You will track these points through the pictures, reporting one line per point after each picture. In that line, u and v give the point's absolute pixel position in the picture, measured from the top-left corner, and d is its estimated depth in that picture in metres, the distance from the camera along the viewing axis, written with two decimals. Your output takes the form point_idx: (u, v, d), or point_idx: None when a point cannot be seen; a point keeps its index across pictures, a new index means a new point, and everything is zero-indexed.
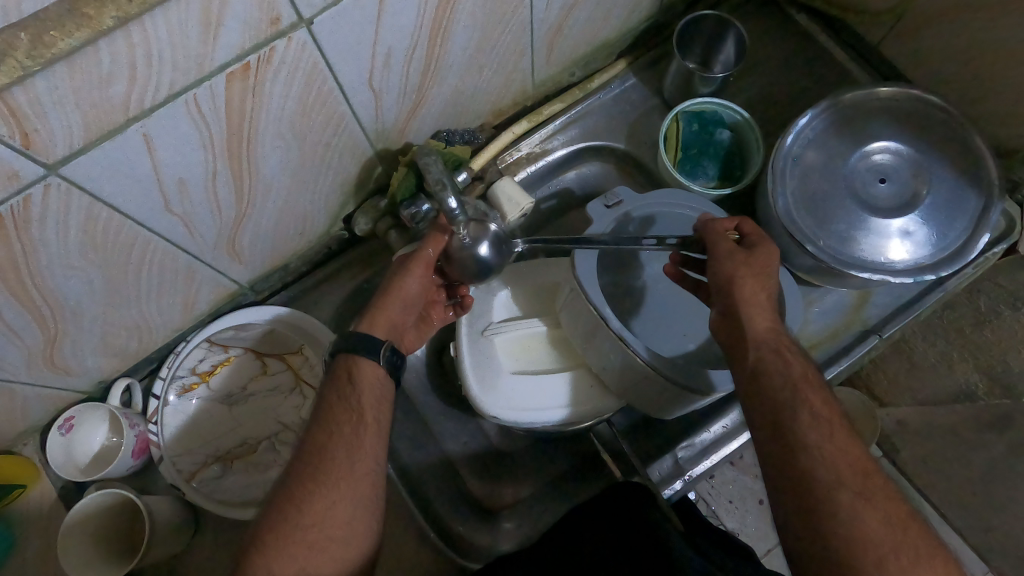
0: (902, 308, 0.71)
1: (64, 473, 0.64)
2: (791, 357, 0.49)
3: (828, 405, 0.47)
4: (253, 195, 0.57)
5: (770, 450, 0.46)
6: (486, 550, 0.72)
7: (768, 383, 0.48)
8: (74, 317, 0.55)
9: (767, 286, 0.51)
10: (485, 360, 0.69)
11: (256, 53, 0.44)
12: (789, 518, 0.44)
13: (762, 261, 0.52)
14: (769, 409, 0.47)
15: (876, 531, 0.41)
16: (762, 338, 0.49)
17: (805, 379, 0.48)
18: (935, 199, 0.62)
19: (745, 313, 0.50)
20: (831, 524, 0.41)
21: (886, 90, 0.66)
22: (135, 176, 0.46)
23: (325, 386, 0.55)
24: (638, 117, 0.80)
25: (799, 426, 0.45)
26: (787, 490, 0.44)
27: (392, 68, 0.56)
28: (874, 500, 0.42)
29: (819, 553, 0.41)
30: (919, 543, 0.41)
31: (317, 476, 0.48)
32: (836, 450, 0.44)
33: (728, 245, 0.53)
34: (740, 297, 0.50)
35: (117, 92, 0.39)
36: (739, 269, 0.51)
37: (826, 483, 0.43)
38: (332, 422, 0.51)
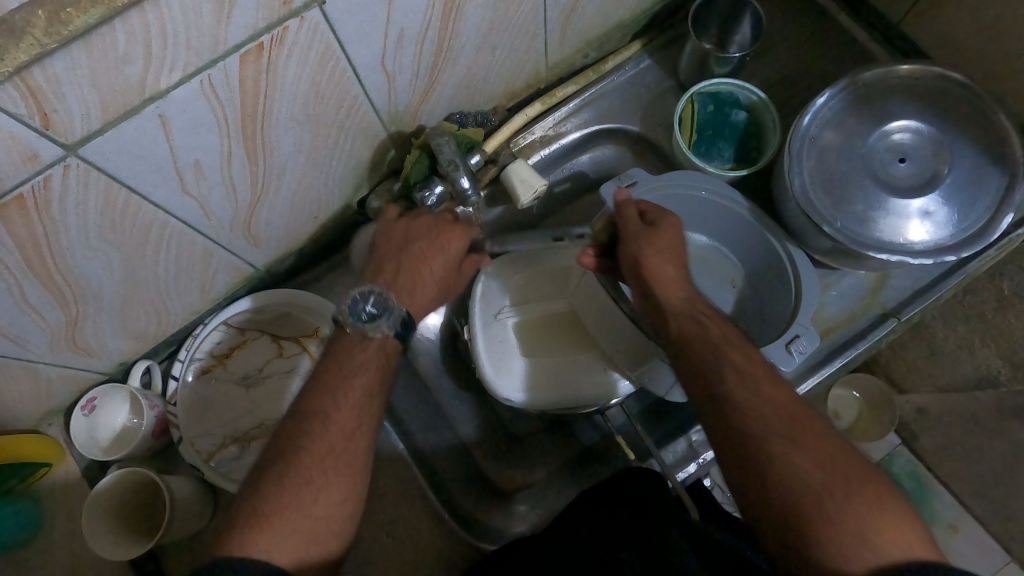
0: (921, 292, 0.69)
1: (86, 453, 0.65)
2: (708, 322, 0.52)
3: (749, 358, 0.49)
4: (267, 178, 0.58)
5: (705, 414, 0.47)
6: (500, 532, 0.73)
7: (692, 349, 0.50)
8: (94, 298, 0.56)
9: (677, 260, 0.56)
10: (499, 343, 0.70)
11: (269, 33, 0.44)
12: (731, 471, 0.44)
13: (664, 236, 0.56)
14: (696, 374, 0.49)
15: (808, 469, 0.41)
16: (678, 309, 0.53)
17: (724, 339, 0.50)
18: (956, 179, 0.61)
19: (656, 288, 0.54)
20: (767, 470, 0.42)
21: (906, 68, 0.64)
22: (151, 158, 0.47)
23: (355, 359, 0.53)
24: (652, 99, 0.79)
25: (723, 383, 0.47)
26: (723, 445, 0.45)
27: (404, 49, 0.56)
28: (803, 439, 0.43)
29: (755, 497, 0.42)
30: (850, 474, 0.41)
31: (339, 466, 0.48)
32: (759, 396, 0.46)
33: (634, 225, 0.57)
34: (649, 275, 0.55)
35: (133, 72, 0.39)
36: (644, 250, 0.55)
37: (753, 427, 0.44)
38: (331, 391, 0.51)
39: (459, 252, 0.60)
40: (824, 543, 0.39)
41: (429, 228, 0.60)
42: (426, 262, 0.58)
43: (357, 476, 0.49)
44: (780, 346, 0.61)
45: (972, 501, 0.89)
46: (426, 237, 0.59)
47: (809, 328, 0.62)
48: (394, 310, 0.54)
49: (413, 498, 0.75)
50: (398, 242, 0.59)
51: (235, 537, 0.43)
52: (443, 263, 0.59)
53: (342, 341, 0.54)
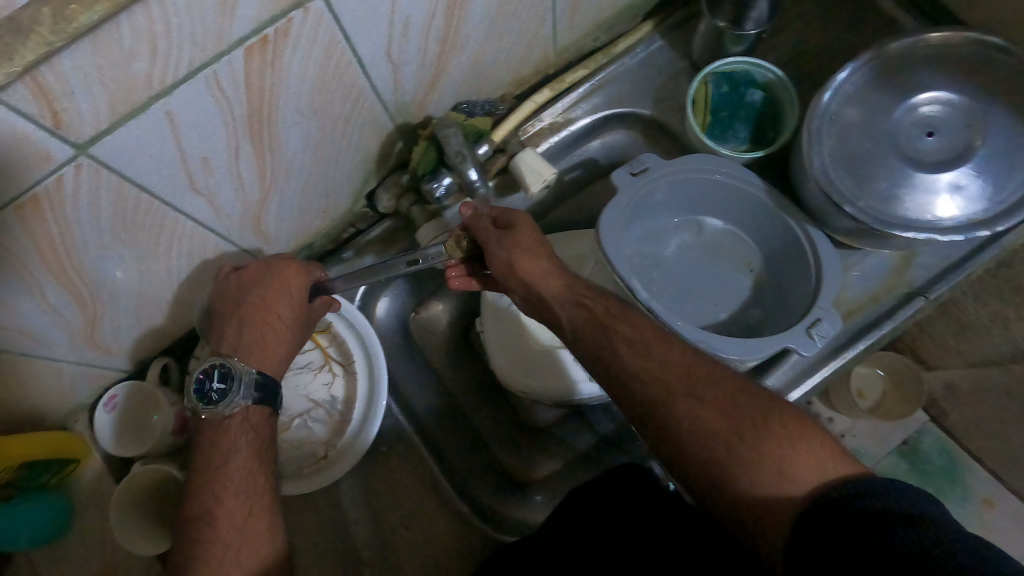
0: (949, 269, 0.67)
1: (114, 449, 0.67)
2: (591, 304, 0.55)
3: (639, 326, 0.54)
4: (274, 172, 0.58)
5: (615, 391, 0.53)
6: (519, 522, 0.73)
7: (589, 336, 0.54)
8: (110, 296, 0.57)
9: (542, 252, 0.57)
10: (508, 337, 0.73)
11: (274, 25, 0.44)
12: (653, 438, 0.51)
13: (524, 236, 0.57)
14: (595, 356, 0.54)
15: (714, 422, 0.48)
16: (563, 296, 0.56)
17: (610, 315, 0.54)
18: (990, 151, 0.58)
19: (538, 289, 0.56)
20: (680, 429, 0.49)
21: (937, 36, 0.61)
22: (160, 156, 0.47)
23: (216, 445, 0.55)
24: (666, 80, 0.78)
25: (622, 358, 0.52)
26: (643, 422, 0.51)
27: (410, 37, 0.55)
28: (705, 396, 0.49)
29: (679, 456, 0.49)
30: (751, 415, 0.48)
31: (235, 551, 0.50)
32: (658, 364, 0.51)
33: (488, 232, 0.58)
34: (526, 275, 0.56)
35: (139, 68, 0.39)
36: (513, 252, 0.56)
37: (662, 399, 0.50)
38: (210, 484, 0.53)
39: (306, 291, 0.62)
40: (747, 479, 0.46)
41: (263, 272, 0.61)
42: (272, 307, 0.60)
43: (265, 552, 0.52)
44: (802, 331, 0.60)
45: (1007, 476, 0.87)
46: (264, 280, 0.60)
47: (831, 311, 0.60)
48: (242, 378, 0.57)
49: (433, 488, 0.75)
50: (233, 294, 0.60)
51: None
52: (294, 311, 0.62)
53: (206, 428, 0.56)
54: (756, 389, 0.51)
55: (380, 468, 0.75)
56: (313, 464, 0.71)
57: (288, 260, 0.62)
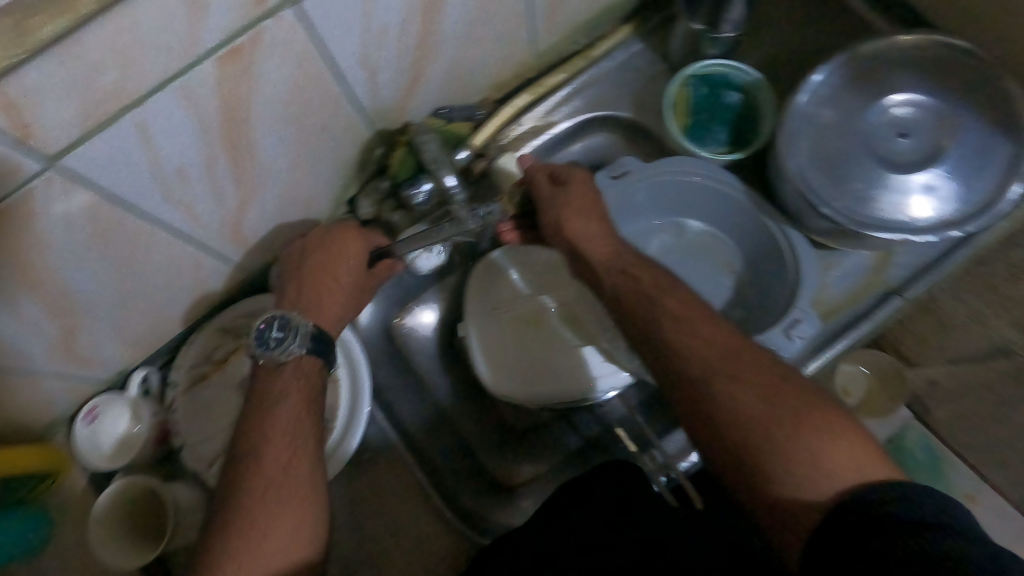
0: (925, 268, 0.68)
1: (90, 463, 0.66)
2: (639, 274, 0.58)
3: (685, 304, 0.56)
4: (253, 179, 0.58)
5: (655, 362, 0.54)
6: (505, 526, 0.73)
7: (631, 305, 0.57)
8: (87, 309, 0.56)
9: (593, 213, 0.62)
10: (493, 338, 0.75)
11: (245, 35, 0.43)
12: (688, 416, 0.52)
13: (574, 192, 0.62)
14: (639, 326, 0.56)
15: (754, 405, 0.49)
16: (608, 262, 0.60)
17: (656, 289, 0.57)
18: (960, 153, 0.59)
19: (584, 247, 0.60)
20: (718, 408, 0.50)
21: (906, 40, 0.62)
22: (134, 166, 0.46)
23: (266, 388, 0.56)
24: (645, 82, 0.78)
25: (666, 332, 0.54)
26: (678, 398, 0.52)
27: (386, 44, 0.55)
28: (745, 378, 0.50)
29: (712, 436, 0.50)
30: (793, 405, 0.48)
31: (274, 495, 0.50)
32: (699, 343, 0.53)
33: (540, 184, 0.63)
34: (571, 232, 0.61)
35: (108, 80, 0.39)
36: (562, 213, 0.61)
37: (701, 378, 0.51)
38: (265, 420, 0.54)
39: (363, 254, 0.63)
40: (779, 466, 0.46)
41: (324, 239, 0.63)
42: (330, 272, 0.62)
43: (309, 498, 0.52)
44: (780, 332, 0.61)
45: None
46: (325, 245, 0.62)
47: (809, 312, 0.61)
48: (298, 328, 0.58)
49: (420, 494, 0.75)
50: (298, 257, 0.63)
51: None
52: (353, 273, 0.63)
53: (260, 373, 0.57)
54: (798, 377, 0.51)
55: (365, 475, 0.75)
56: None
57: (347, 227, 0.64)
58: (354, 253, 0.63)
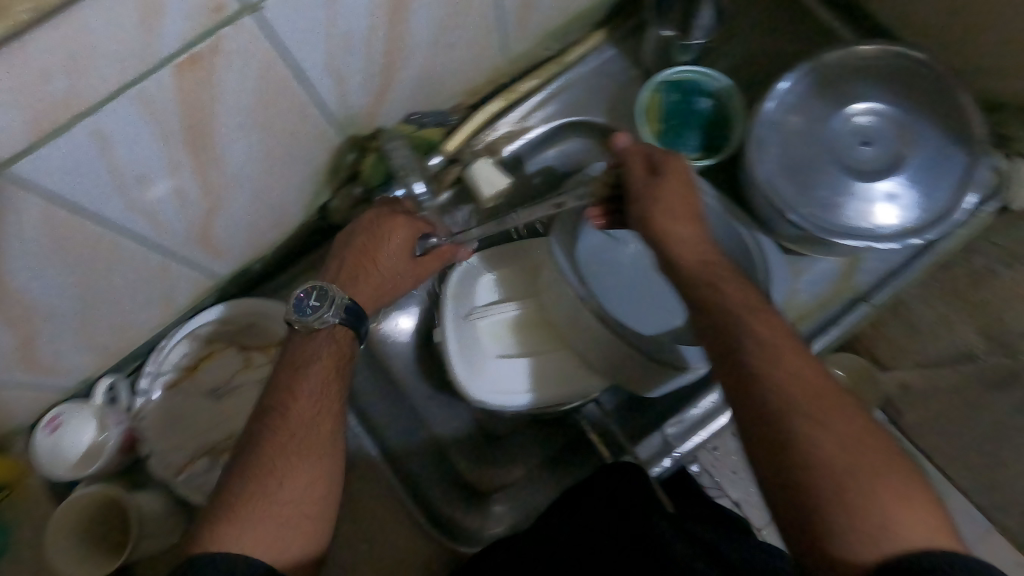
0: (892, 274, 0.68)
1: (53, 473, 0.65)
2: (726, 287, 0.51)
3: (775, 328, 0.48)
4: (219, 186, 0.57)
5: (729, 381, 0.47)
6: (477, 532, 0.72)
7: (712, 317, 0.49)
8: (47, 317, 0.56)
9: (687, 212, 0.54)
10: (470, 343, 0.73)
11: (203, 43, 0.43)
12: (751, 443, 0.44)
13: (666, 184, 0.54)
14: (718, 338, 0.49)
15: (831, 449, 0.41)
16: (693, 269, 0.52)
17: (745, 308, 0.49)
18: (921, 161, 0.60)
19: (671, 246, 0.53)
20: (790, 444, 0.42)
21: (866, 49, 0.63)
22: (92, 175, 0.46)
23: (296, 349, 0.58)
24: (618, 89, 0.78)
25: (745, 350, 0.47)
26: (747, 423, 0.45)
27: (352, 50, 0.54)
28: (831, 422, 0.42)
29: (776, 474, 0.42)
30: (875, 458, 0.41)
31: (299, 457, 0.53)
32: (786, 373, 0.45)
33: (635, 168, 0.56)
34: (659, 228, 0.53)
35: (57, 87, 0.38)
36: (652, 206, 0.54)
37: (781, 410, 0.43)
38: (298, 385, 0.56)
39: (410, 233, 0.62)
40: (844, 521, 0.39)
41: (371, 221, 0.62)
42: (372, 252, 0.62)
43: (327, 459, 0.54)
44: None
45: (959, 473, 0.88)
46: (372, 225, 0.62)
47: None
48: (334, 299, 0.59)
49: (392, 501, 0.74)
50: (344, 237, 0.63)
51: (214, 532, 0.48)
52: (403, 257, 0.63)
53: (294, 338, 0.59)
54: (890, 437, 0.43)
55: None
56: None
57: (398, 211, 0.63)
58: (398, 231, 0.62)
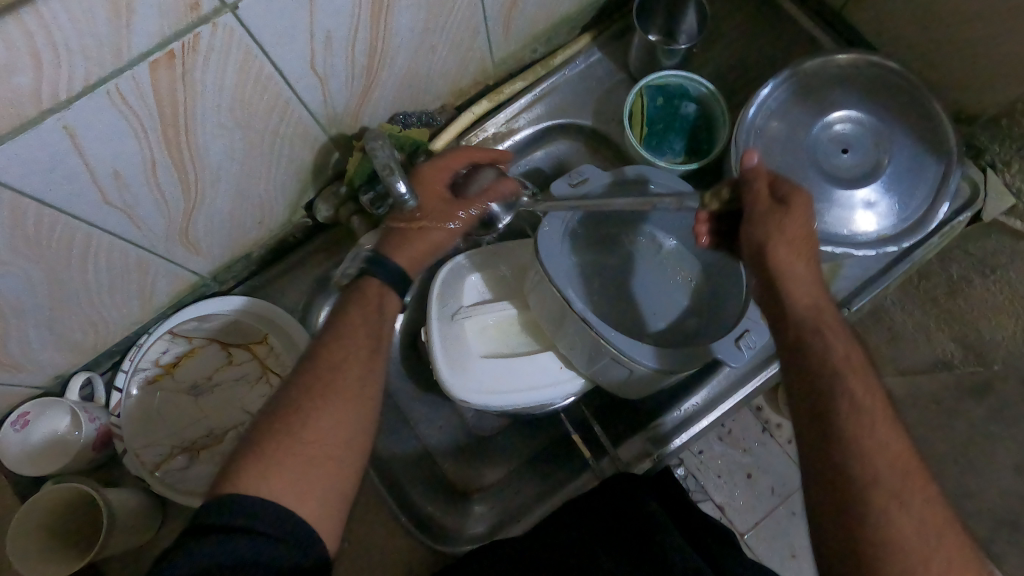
0: (869, 281, 0.69)
1: (18, 470, 0.66)
2: (833, 339, 0.48)
3: (872, 391, 0.46)
4: (199, 184, 0.57)
5: (811, 437, 0.46)
6: (456, 534, 0.73)
7: (810, 367, 0.47)
8: (19, 311, 0.55)
9: (806, 252, 0.49)
10: (455, 342, 0.73)
11: (179, 41, 0.43)
12: (823, 507, 0.44)
13: (795, 220, 0.47)
14: (810, 389, 0.47)
15: (910, 534, 0.41)
16: (802, 316, 0.49)
17: (846, 361, 0.47)
18: (897, 169, 0.61)
19: (784, 285, 0.49)
20: (869, 522, 0.42)
21: (843, 58, 0.63)
22: (66, 171, 0.46)
23: (349, 303, 0.58)
24: (604, 92, 0.78)
25: (838, 410, 0.45)
26: (824, 487, 0.45)
27: (334, 51, 0.54)
28: (911, 500, 0.43)
29: (847, 547, 0.43)
30: (949, 549, 0.41)
31: (327, 395, 0.51)
32: (876, 443, 0.44)
33: (758, 193, 0.48)
34: (775, 267, 0.48)
35: (23, 82, 0.38)
36: (773, 236, 0.47)
37: (864, 480, 0.43)
38: (343, 346, 0.54)
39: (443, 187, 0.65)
40: None
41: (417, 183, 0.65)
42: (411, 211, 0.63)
43: (359, 410, 0.51)
44: (729, 341, 0.61)
45: None
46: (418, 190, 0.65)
47: (760, 322, 0.62)
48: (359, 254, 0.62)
49: (369, 502, 0.74)
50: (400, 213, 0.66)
51: (241, 474, 0.45)
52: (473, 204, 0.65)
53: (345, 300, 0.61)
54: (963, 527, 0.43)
55: None
56: None
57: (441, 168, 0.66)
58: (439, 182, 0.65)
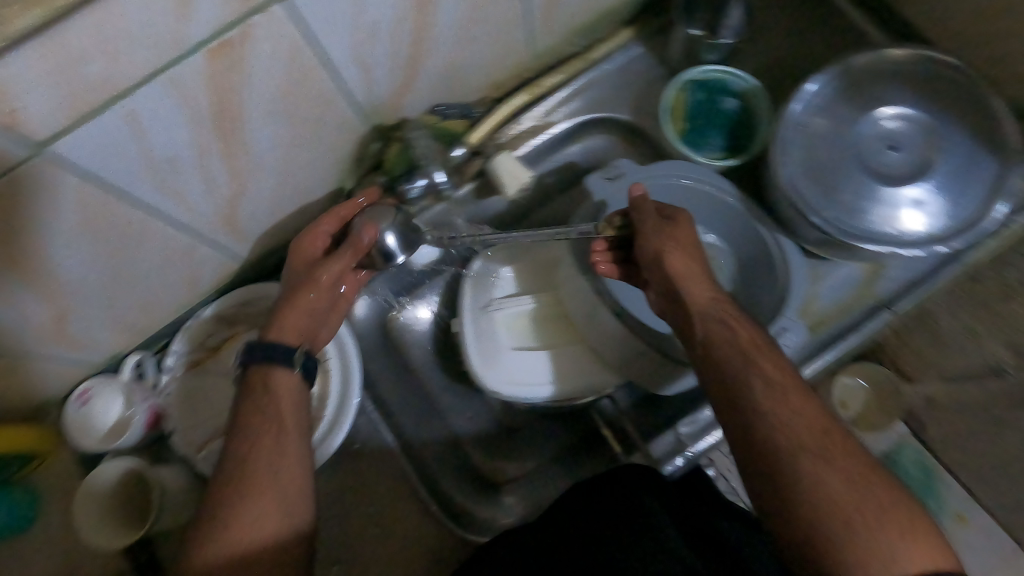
0: (915, 282, 0.67)
1: (81, 444, 0.67)
2: (736, 325, 0.51)
3: (780, 366, 0.49)
4: (245, 171, 0.58)
5: (733, 423, 0.48)
6: (488, 522, 0.74)
7: (720, 357, 0.50)
8: (79, 293, 0.57)
9: (695, 253, 0.54)
10: (488, 333, 0.73)
11: (234, 30, 0.44)
12: (758, 486, 0.46)
13: (682, 231, 0.55)
14: (723, 380, 0.49)
15: (841, 489, 0.43)
16: (706, 310, 0.52)
17: (753, 345, 0.50)
18: (949, 168, 0.59)
19: (682, 287, 0.52)
20: (798, 488, 0.44)
21: (898, 53, 0.62)
22: (125, 155, 0.47)
23: (239, 396, 0.54)
24: (643, 86, 0.78)
25: (753, 392, 0.48)
26: (755, 464, 0.46)
27: (378, 41, 0.55)
28: (835, 460, 0.45)
29: (787, 515, 0.44)
30: (880, 494, 0.43)
31: (243, 490, 0.49)
32: (794, 413, 0.46)
33: (648, 212, 0.56)
34: (671, 270, 0.53)
35: (93, 71, 0.40)
36: (664, 244, 0.54)
37: (788, 454, 0.45)
38: (250, 431, 0.52)
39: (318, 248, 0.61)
40: (852, 559, 0.41)
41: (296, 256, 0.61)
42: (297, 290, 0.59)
43: (285, 496, 0.50)
44: None
45: None
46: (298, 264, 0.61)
47: (797, 322, 0.63)
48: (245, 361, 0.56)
49: (401, 489, 0.75)
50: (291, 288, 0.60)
51: None
52: (341, 269, 0.60)
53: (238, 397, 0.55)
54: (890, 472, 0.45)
55: (351, 466, 0.76)
56: None
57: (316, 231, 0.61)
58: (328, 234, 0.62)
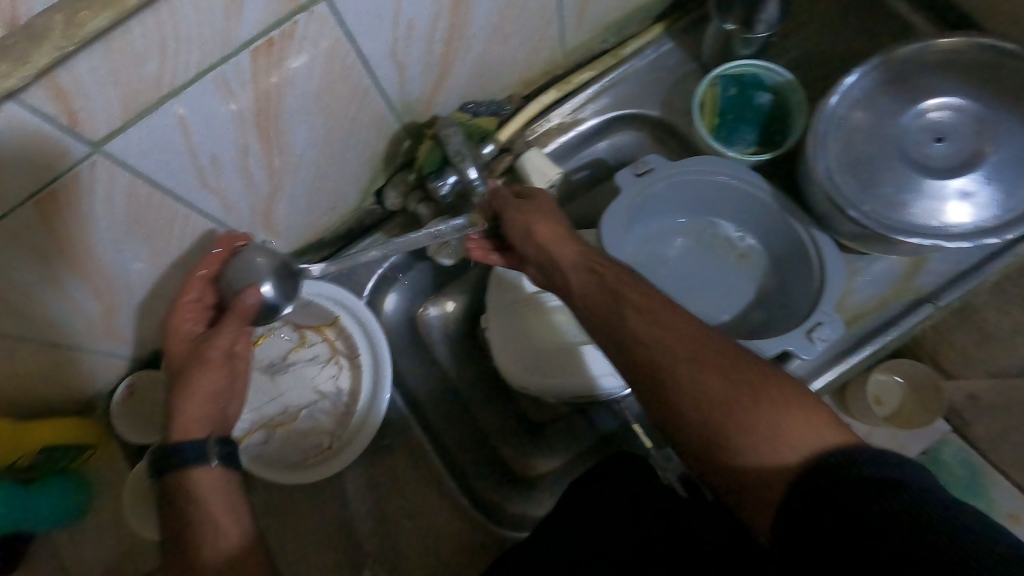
0: (959, 276, 0.66)
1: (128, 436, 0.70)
2: (602, 270, 0.55)
3: (643, 293, 0.53)
4: (282, 168, 0.59)
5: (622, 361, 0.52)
6: (521, 517, 0.74)
7: (596, 304, 0.54)
8: (127, 288, 0.59)
9: (557, 218, 0.60)
10: (516, 330, 0.74)
11: (279, 29, 0.45)
12: (653, 408, 0.50)
13: (536, 202, 0.61)
14: (603, 324, 0.53)
15: (717, 387, 0.47)
16: (574, 262, 0.57)
17: (620, 283, 0.54)
18: (999, 159, 0.58)
19: (554, 250, 0.58)
20: (679, 397, 0.48)
21: (944, 43, 0.61)
22: (172, 154, 0.49)
23: (165, 507, 0.54)
24: (675, 82, 0.77)
25: (630, 326, 0.52)
26: (643, 388, 0.50)
27: (415, 39, 0.56)
28: (710, 363, 0.48)
29: (682, 424, 0.48)
30: (753, 377, 0.47)
31: None
32: (662, 331, 0.50)
33: (505, 197, 0.63)
34: (541, 237, 0.59)
35: (149, 69, 0.41)
36: (532, 218, 0.60)
37: (668, 372, 0.49)
38: (184, 542, 0.51)
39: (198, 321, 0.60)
40: (739, 442, 0.45)
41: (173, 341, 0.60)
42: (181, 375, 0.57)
43: None
44: (802, 334, 0.59)
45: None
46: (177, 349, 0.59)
47: (833, 316, 0.60)
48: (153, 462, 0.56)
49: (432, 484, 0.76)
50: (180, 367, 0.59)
51: None
52: (230, 339, 0.59)
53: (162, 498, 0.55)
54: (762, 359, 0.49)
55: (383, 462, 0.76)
56: (318, 454, 0.72)
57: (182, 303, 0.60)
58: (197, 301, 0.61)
